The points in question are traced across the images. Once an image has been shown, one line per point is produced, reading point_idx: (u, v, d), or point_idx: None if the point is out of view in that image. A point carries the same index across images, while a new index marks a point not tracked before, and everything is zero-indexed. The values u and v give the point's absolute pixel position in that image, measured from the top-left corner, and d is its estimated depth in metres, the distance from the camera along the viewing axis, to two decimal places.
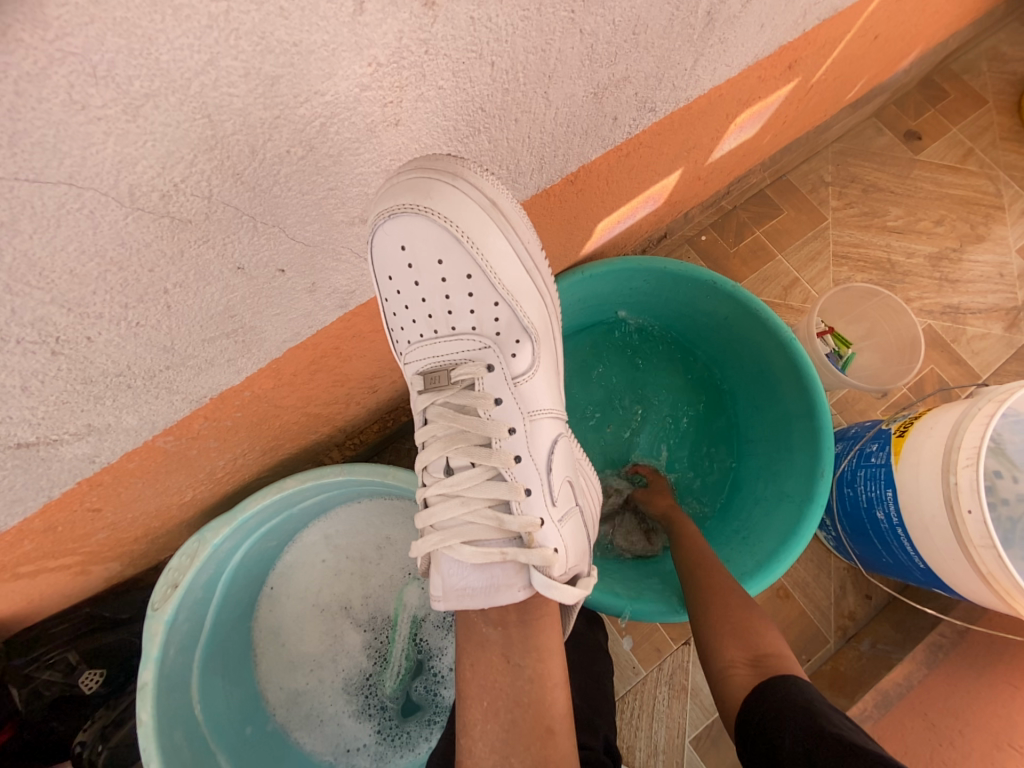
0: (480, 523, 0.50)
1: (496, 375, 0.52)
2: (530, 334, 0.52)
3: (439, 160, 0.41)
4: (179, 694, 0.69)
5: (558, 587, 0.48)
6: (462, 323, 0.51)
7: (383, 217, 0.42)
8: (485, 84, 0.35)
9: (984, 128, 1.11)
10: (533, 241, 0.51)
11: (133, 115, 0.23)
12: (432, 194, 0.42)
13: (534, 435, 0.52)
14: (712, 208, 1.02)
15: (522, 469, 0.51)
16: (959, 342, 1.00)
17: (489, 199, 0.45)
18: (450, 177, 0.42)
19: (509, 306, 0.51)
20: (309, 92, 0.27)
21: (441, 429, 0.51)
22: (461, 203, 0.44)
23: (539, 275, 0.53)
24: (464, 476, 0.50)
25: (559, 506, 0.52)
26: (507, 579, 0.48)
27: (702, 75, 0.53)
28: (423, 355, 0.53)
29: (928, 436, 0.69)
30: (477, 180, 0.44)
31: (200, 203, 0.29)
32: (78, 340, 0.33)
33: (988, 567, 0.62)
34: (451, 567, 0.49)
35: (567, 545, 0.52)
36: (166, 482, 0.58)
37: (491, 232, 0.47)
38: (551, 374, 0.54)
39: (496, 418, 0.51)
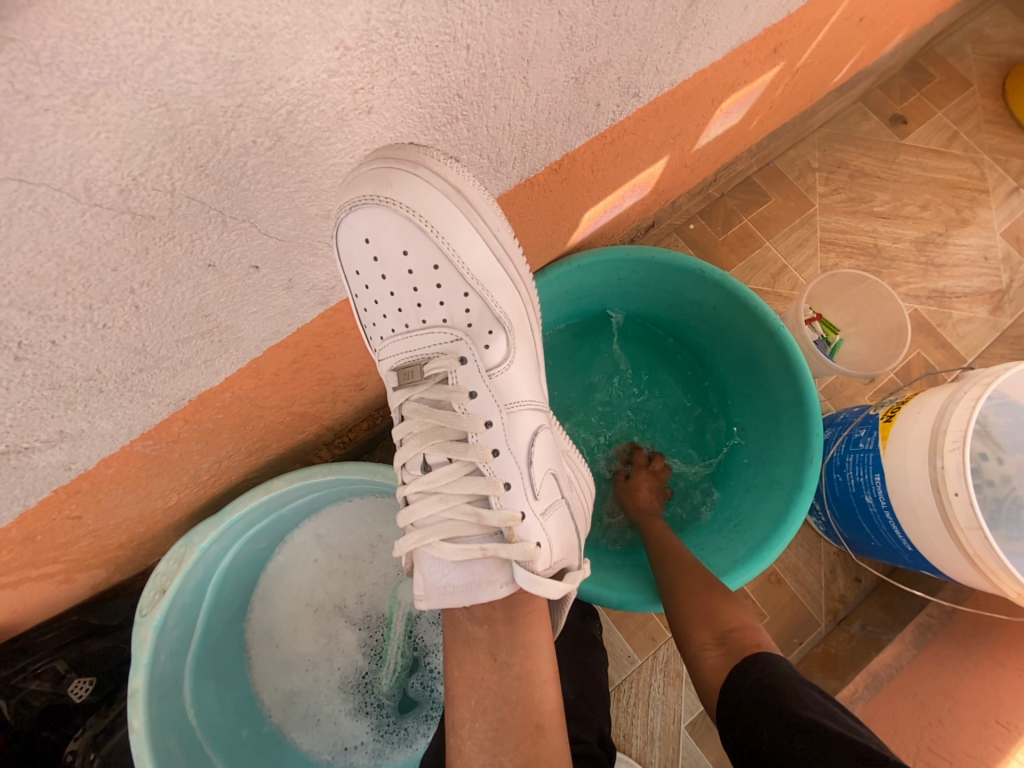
0: (459, 519, 0.49)
1: (469, 368, 0.50)
2: (502, 324, 0.51)
3: (399, 150, 0.39)
4: (172, 700, 0.69)
5: (543, 582, 0.48)
6: (432, 315, 0.50)
7: (347, 210, 0.40)
8: (461, 68, 0.33)
9: (968, 112, 1.11)
10: (503, 228, 0.50)
11: (83, 105, 0.22)
12: (394, 183, 0.41)
13: (511, 428, 0.51)
14: (700, 196, 1.01)
15: (500, 463, 0.51)
16: (945, 326, 1.01)
17: (452, 186, 0.44)
18: (411, 165, 0.40)
19: (480, 296, 0.49)
20: (272, 78, 0.26)
21: (417, 426, 0.50)
22: (423, 191, 0.42)
23: (511, 264, 0.52)
24: (441, 473, 0.49)
25: (541, 499, 0.52)
26: (488, 575, 0.48)
27: (686, 59, 0.52)
28: (396, 351, 0.51)
29: (915, 421, 0.69)
30: (440, 168, 0.42)
31: (163, 198, 0.28)
32: (42, 344, 0.32)
33: (975, 548, 0.63)
34: (432, 565, 0.49)
35: (550, 538, 0.51)
36: (149, 487, 0.57)
37: (457, 219, 0.46)
38: (526, 363, 0.53)
39: (471, 412, 0.50)
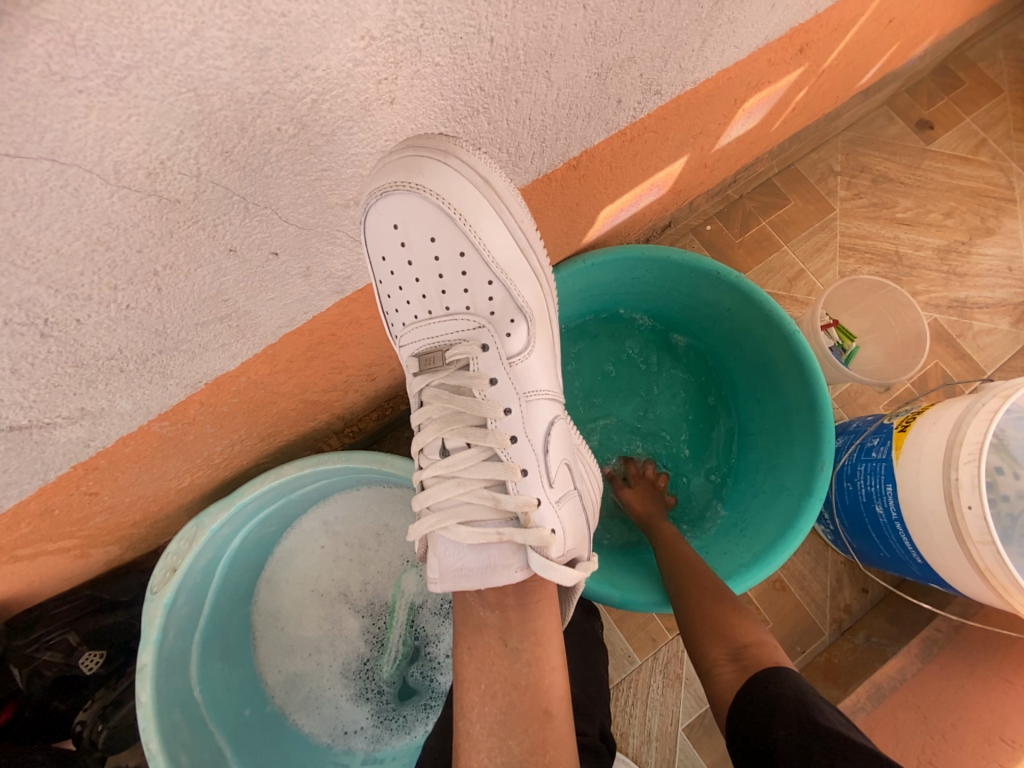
0: (475, 502, 0.49)
1: (491, 356, 0.51)
2: (525, 313, 0.51)
3: (432, 139, 0.39)
4: (179, 676, 0.70)
5: (557, 568, 0.48)
6: (455, 303, 0.51)
7: (377, 196, 0.41)
8: (484, 61, 0.34)
9: (998, 119, 1.09)
10: (527, 218, 0.50)
11: (116, 88, 0.23)
12: (425, 172, 0.42)
13: (530, 416, 0.52)
14: (718, 197, 1.00)
15: (518, 449, 0.51)
16: (965, 337, 0.99)
17: (480, 176, 0.44)
18: (441, 154, 0.41)
19: (503, 285, 0.50)
20: (299, 66, 0.26)
21: (436, 411, 0.51)
22: (452, 180, 0.43)
23: (534, 254, 0.52)
24: (459, 456, 0.50)
25: (556, 487, 0.52)
26: (504, 559, 0.48)
27: (710, 57, 0.52)
28: (417, 337, 0.52)
29: (930, 431, 0.68)
30: (468, 158, 0.43)
31: (188, 182, 0.29)
32: (67, 322, 0.33)
33: (986, 562, 0.62)
34: (447, 547, 0.49)
35: (564, 526, 0.51)
36: (163, 468, 0.58)
37: (484, 207, 0.47)
38: (546, 354, 0.54)
39: (491, 398, 0.51)
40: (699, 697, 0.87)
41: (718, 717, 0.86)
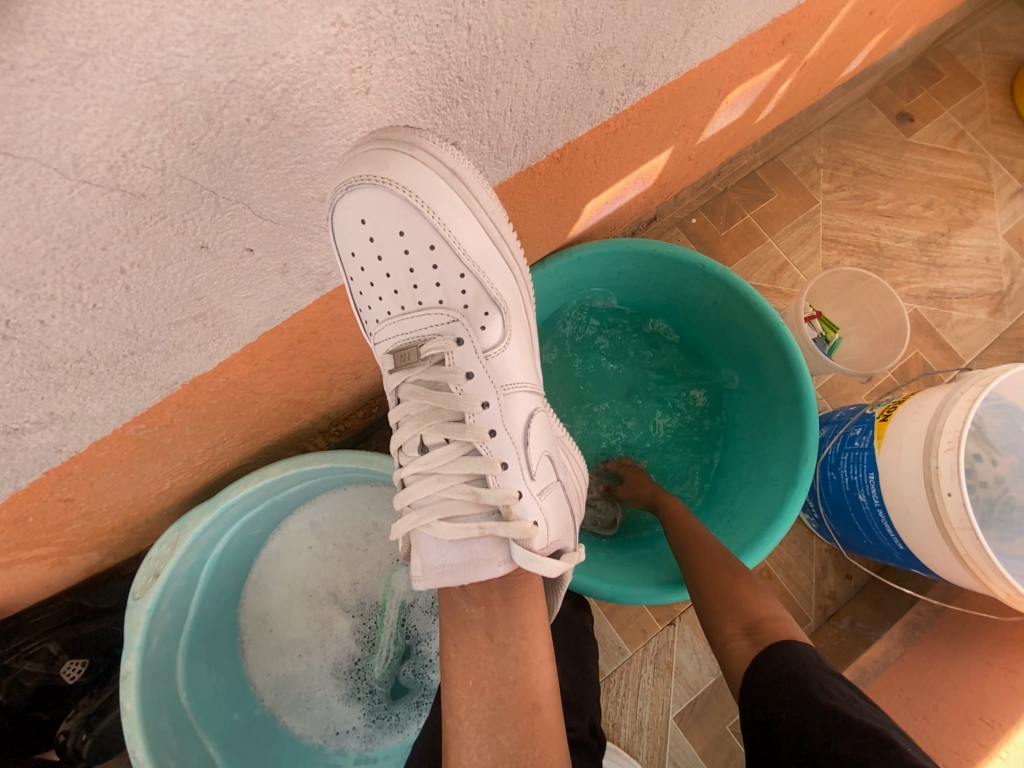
0: (455, 498, 0.49)
1: (466, 350, 0.50)
2: (498, 306, 0.50)
3: (395, 132, 0.37)
4: (164, 682, 0.69)
5: (540, 559, 0.48)
6: (428, 298, 0.50)
7: (343, 190, 0.39)
8: (461, 50, 0.33)
9: (976, 111, 1.10)
10: (498, 210, 0.49)
11: (71, 76, 0.21)
12: (390, 164, 0.40)
13: (508, 409, 0.51)
14: (703, 190, 1.01)
15: (496, 443, 0.51)
16: (944, 327, 1.01)
17: (447, 168, 0.43)
18: (406, 147, 0.39)
19: (476, 278, 0.49)
20: (266, 53, 0.25)
21: (413, 407, 0.50)
22: (418, 172, 0.41)
23: (506, 246, 0.51)
24: (438, 453, 0.49)
25: (538, 479, 0.52)
26: (486, 553, 0.48)
27: (693, 47, 0.51)
28: (391, 334, 0.51)
29: (911, 420, 0.69)
30: (434, 150, 0.41)
31: (153, 176, 0.27)
32: (30, 324, 0.31)
33: (966, 549, 0.63)
34: (428, 545, 0.48)
35: (547, 517, 0.51)
36: (142, 471, 0.57)
37: (453, 200, 0.45)
38: (523, 345, 0.53)
39: (468, 393, 0.50)
40: (688, 686, 0.88)
41: (707, 705, 0.87)
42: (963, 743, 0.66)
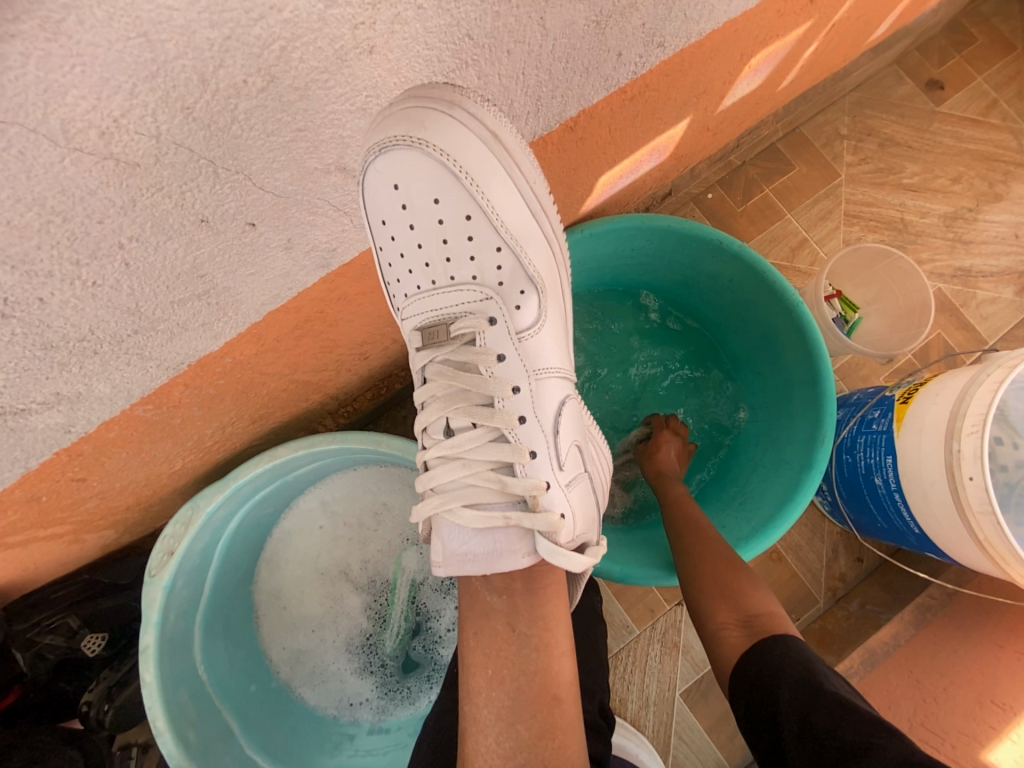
0: (481, 485, 0.48)
1: (498, 330, 0.48)
2: (535, 284, 0.49)
3: (435, 89, 0.37)
4: (182, 656, 0.71)
5: (565, 553, 0.47)
6: (461, 272, 0.48)
7: (375, 152, 0.39)
8: (472, 5, 0.30)
9: (1011, 77, 1.04)
10: (539, 181, 0.48)
11: (54, 32, 0.20)
12: (427, 125, 0.40)
13: (539, 395, 0.50)
14: (720, 163, 0.96)
15: (526, 431, 0.49)
16: (969, 307, 0.97)
17: (489, 131, 0.43)
18: (446, 106, 0.39)
19: (513, 252, 0.48)
20: (263, 7, 0.23)
21: (440, 389, 0.49)
22: (458, 133, 0.41)
23: (545, 221, 0.50)
24: (465, 438, 0.48)
25: (566, 471, 0.51)
26: (510, 544, 0.48)
27: (716, 5, 0.48)
28: (420, 309, 0.50)
29: (933, 403, 0.67)
30: (477, 111, 0.41)
31: (148, 144, 0.26)
32: (29, 301, 0.30)
33: (985, 533, 0.62)
34: (451, 531, 0.48)
35: (573, 510, 0.51)
36: (152, 452, 0.57)
37: (492, 166, 0.45)
38: (556, 329, 0.51)
39: (499, 376, 0.49)
40: (696, 665, 0.88)
41: (714, 683, 0.88)
42: (974, 727, 0.66)
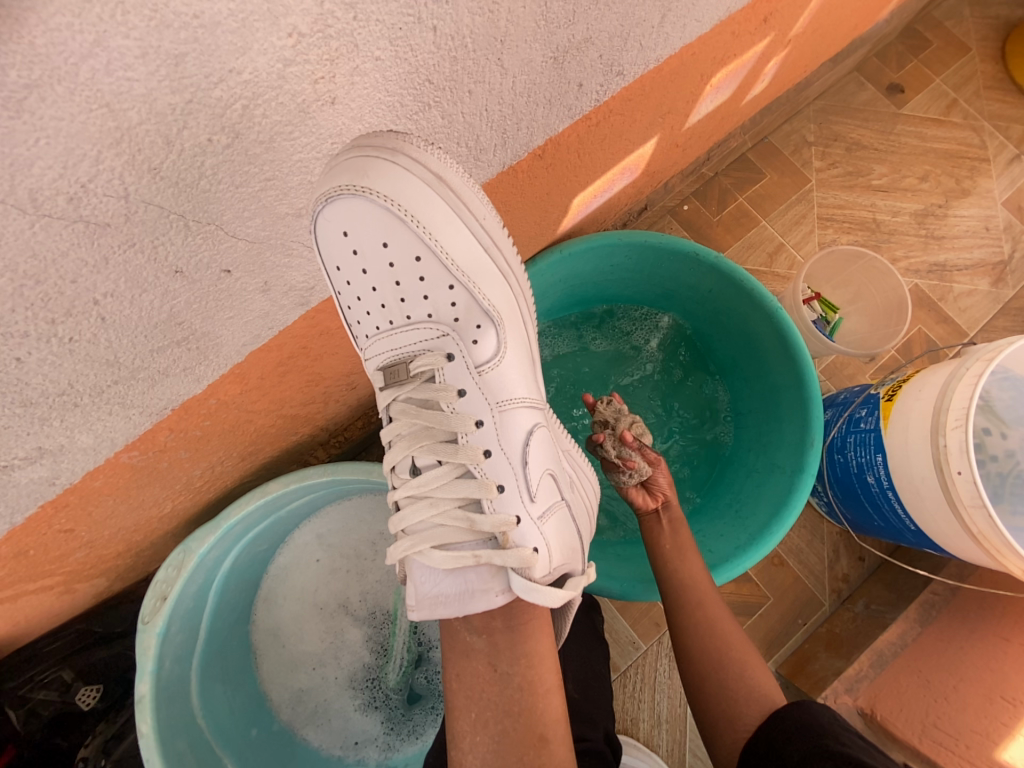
0: (450, 525, 0.48)
1: (458, 365, 0.49)
2: (491, 317, 0.49)
3: (378, 137, 0.37)
4: (178, 705, 0.69)
5: (540, 590, 0.46)
6: (417, 311, 0.49)
7: (322, 202, 0.38)
8: (429, 52, 0.32)
9: (968, 78, 1.08)
10: (489, 215, 0.48)
11: (17, 110, 0.21)
12: (370, 172, 0.39)
13: (505, 426, 0.50)
14: (693, 176, 0.99)
15: (491, 465, 0.50)
16: (947, 300, 0.99)
17: (432, 173, 0.42)
18: (388, 153, 0.39)
19: (467, 289, 0.48)
20: (222, 70, 0.24)
21: (405, 427, 0.49)
22: (401, 178, 0.41)
23: (499, 253, 0.50)
24: (431, 476, 0.49)
25: (538, 502, 0.51)
26: (483, 583, 0.47)
27: (672, 32, 0.50)
28: (382, 349, 0.50)
29: (917, 399, 0.68)
30: (419, 155, 0.40)
31: (116, 204, 0.27)
32: (7, 361, 0.31)
33: (979, 527, 0.62)
34: (422, 573, 0.48)
35: (549, 543, 0.50)
36: (141, 497, 0.56)
37: (438, 207, 0.44)
38: (520, 356, 0.52)
39: (460, 411, 0.49)
40: None
41: None
42: (986, 724, 0.63)
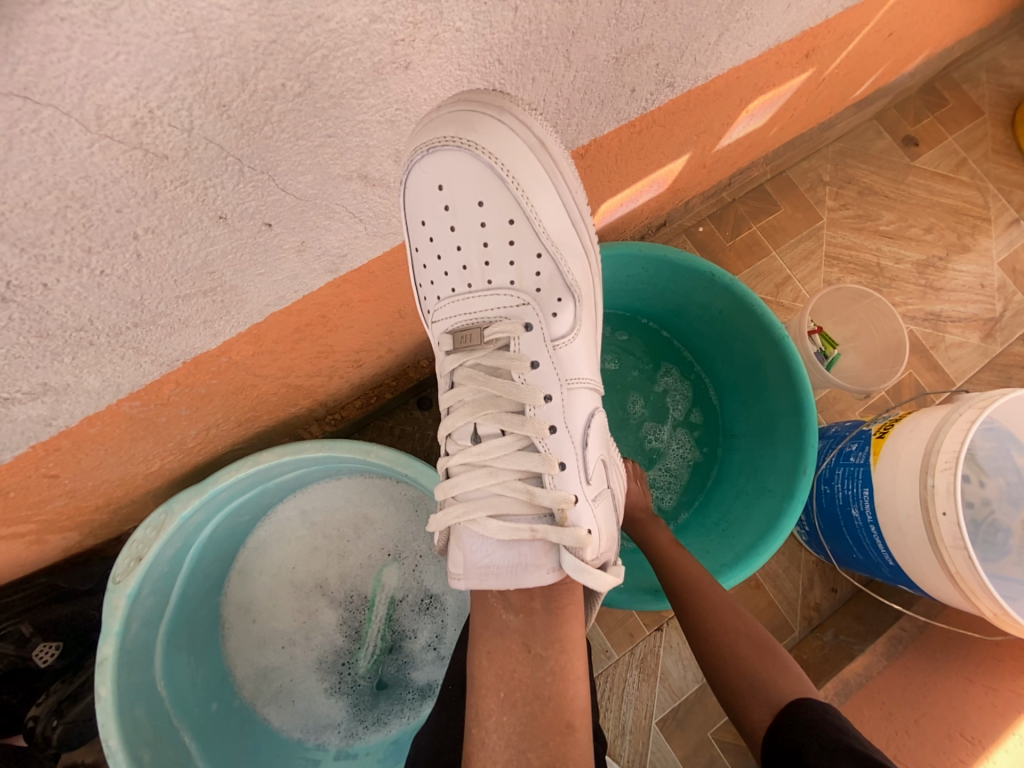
0: (508, 495, 0.48)
1: (534, 336, 0.49)
2: (573, 293, 0.50)
3: (482, 94, 0.39)
4: (141, 669, 0.67)
5: (591, 571, 0.46)
6: (499, 277, 0.49)
7: (423, 152, 0.41)
8: (504, 32, 0.32)
9: (979, 139, 1.12)
10: (580, 191, 0.50)
11: (105, 19, 0.20)
12: (476, 128, 0.41)
13: (569, 406, 0.51)
14: (712, 199, 1.01)
15: (556, 440, 0.49)
16: (938, 349, 1.03)
17: (536, 139, 0.44)
18: (495, 111, 0.41)
19: (553, 260, 0.49)
20: (311, 15, 0.24)
21: (469, 393, 0.49)
22: (506, 137, 0.42)
23: (584, 231, 0.51)
24: (494, 445, 0.48)
25: (593, 485, 0.51)
26: (535, 559, 0.47)
27: (723, 53, 0.51)
28: (453, 313, 0.51)
29: (908, 439, 0.70)
30: (524, 118, 0.43)
31: (179, 137, 0.26)
32: (33, 286, 0.29)
33: (957, 568, 0.64)
34: (474, 542, 0.47)
35: (599, 526, 0.50)
36: (132, 451, 0.55)
37: (538, 173, 0.46)
38: (590, 339, 0.52)
39: (531, 383, 0.49)
40: (673, 693, 0.87)
41: (691, 711, 0.87)
42: (943, 759, 0.65)
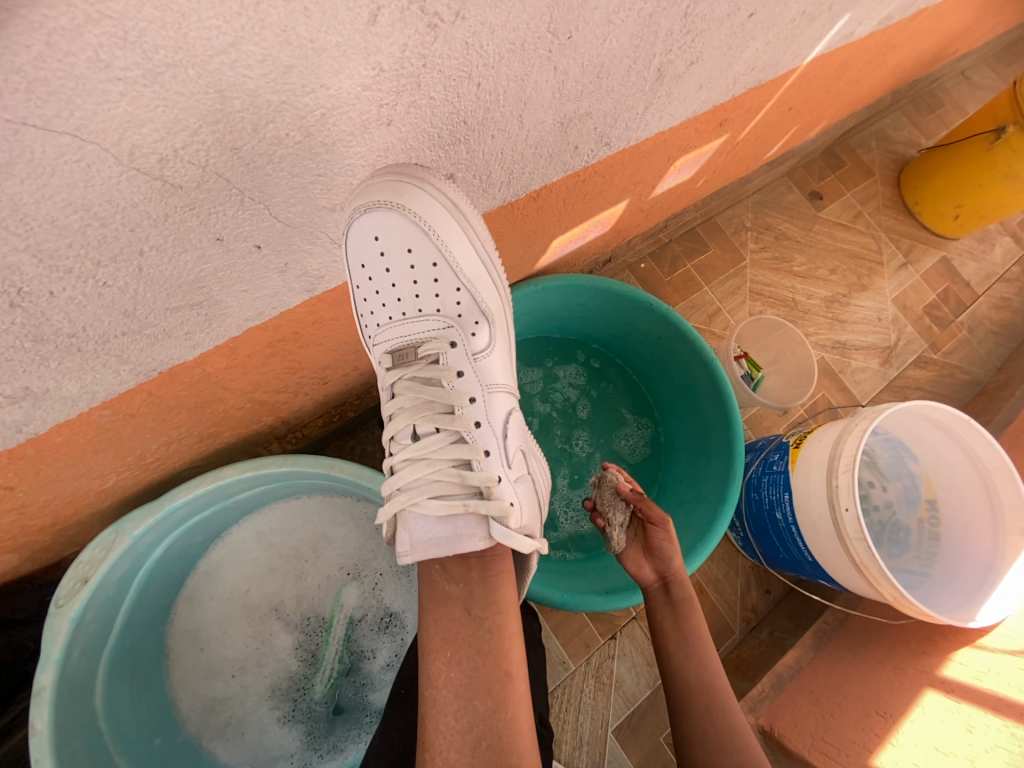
0: (443, 478, 0.53)
1: (458, 352, 0.56)
2: (488, 317, 0.57)
3: (407, 168, 0.44)
4: (81, 701, 0.63)
5: (515, 536, 0.51)
6: (427, 306, 0.56)
7: (361, 212, 0.45)
8: (470, 100, 0.39)
9: (870, 196, 1.34)
10: (489, 239, 0.57)
11: (151, 80, 0.25)
12: (404, 193, 0.46)
13: (491, 405, 0.57)
14: (651, 239, 1.13)
15: (480, 433, 0.55)
16: (845, 373, 1.18)
17: (450, 201, 0.50)
18: (418, 181, 0.46)
19: (469, 292, 0.56)
20: (316, 84, 0.30)
21: (407, 401, 0.55)
22: (427, 200, 0.48)
23: (494, 269, 0.58)
24: (429, 438, 0.53)
25: (514, 468, 0.57)
26: (468, 529, 0.52)
27: (651, 121, 0.62)
28: (391, 337, 0.57)
29: (818, 446, 0.81)
30: (440, 185, 0.49)
31: (194, 171, 0.31)
32: (40, 294, 0.32)
33: (861, 557, 0.73)
34: (416, 522, 0.52)
35: (521, 499, 0.55)
36: (91, 464, 0.55)
37: (456, 231, 0.52)
38: (505, 352, 0.60)
39: (458, 388, 0.55)
40: (627, 698, 0.92)
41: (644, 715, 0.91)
42: (864, 736, 0.72)
